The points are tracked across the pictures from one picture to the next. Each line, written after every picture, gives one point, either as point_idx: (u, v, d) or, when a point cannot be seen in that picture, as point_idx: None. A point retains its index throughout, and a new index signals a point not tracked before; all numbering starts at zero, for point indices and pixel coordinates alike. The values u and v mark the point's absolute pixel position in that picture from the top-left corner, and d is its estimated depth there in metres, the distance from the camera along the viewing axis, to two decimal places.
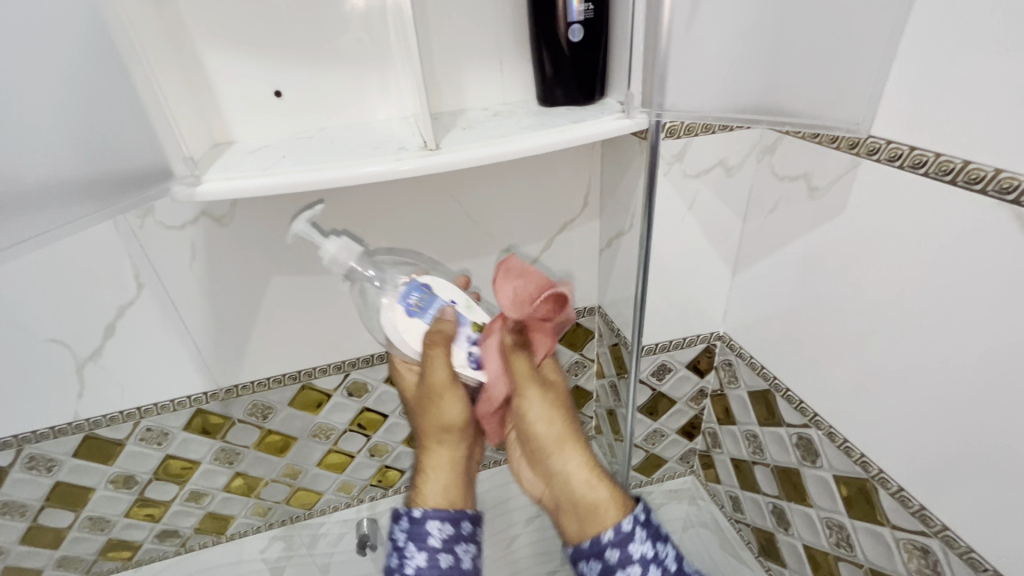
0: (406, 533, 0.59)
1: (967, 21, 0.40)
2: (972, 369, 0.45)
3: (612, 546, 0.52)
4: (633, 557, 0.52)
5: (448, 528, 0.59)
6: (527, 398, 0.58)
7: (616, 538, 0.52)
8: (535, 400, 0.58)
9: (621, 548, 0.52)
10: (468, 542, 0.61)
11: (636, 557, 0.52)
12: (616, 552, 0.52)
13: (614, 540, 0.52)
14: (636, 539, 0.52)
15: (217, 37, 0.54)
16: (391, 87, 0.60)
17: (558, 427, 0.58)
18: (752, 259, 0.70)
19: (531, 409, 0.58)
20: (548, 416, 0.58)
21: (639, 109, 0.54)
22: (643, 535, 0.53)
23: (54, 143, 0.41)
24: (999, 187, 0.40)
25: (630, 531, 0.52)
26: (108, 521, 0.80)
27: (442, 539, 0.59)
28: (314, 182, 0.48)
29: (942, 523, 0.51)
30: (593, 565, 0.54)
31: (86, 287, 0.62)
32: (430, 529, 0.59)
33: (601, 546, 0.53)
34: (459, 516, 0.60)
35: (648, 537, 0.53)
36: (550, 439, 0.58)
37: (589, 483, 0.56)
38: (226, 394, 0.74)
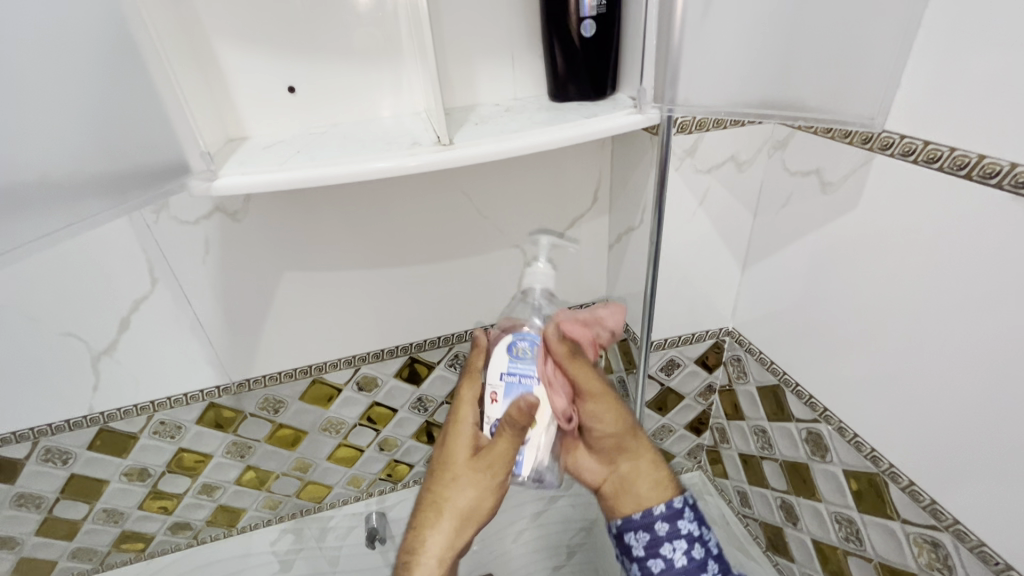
0: None
1: (987, 13, 0.40)
2: (985, 362, 0.45)
3: (663, 519, 0.55)
4: (682, 531, 0.55)
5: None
6: (598, 400, 0.58)
7: (668, 512, 0.55)
8: (601, 401, 0.58)
9: (671, 522, 0.55)
10: None
11: (683, 533, 0.55)
12: (666, 525, 0.55)
13: (665, 514, 0.55)
14: (684, 518, 0.56)
15: (233, 33, 0.54)
16: (403, 82, 0.60)
17: (624, 421, 0.59)
18: (763, 253, 0.70)
19: (601, 412, 0.58)
20: (609, 409, 0.58)
21: (651, 105, 0.53)
22: (691, 516, 0.56)
23: (79, 136, 0.41)
24: (1015, 182, 0.40)
25: (680, 507, 0.56)
26: (121, 513, 0.81)
27: None
28: (329, 178, 0.48)
29: (953, 517, 0.52)
30: (642, 536, 0.56)
31: (102, 282, 0.63)
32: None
33: (653, 517, 0.56)
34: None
35: (695, 519, 0.56)
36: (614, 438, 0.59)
37: (657, 480, 0.57)
38: (238, 388, 0.75)
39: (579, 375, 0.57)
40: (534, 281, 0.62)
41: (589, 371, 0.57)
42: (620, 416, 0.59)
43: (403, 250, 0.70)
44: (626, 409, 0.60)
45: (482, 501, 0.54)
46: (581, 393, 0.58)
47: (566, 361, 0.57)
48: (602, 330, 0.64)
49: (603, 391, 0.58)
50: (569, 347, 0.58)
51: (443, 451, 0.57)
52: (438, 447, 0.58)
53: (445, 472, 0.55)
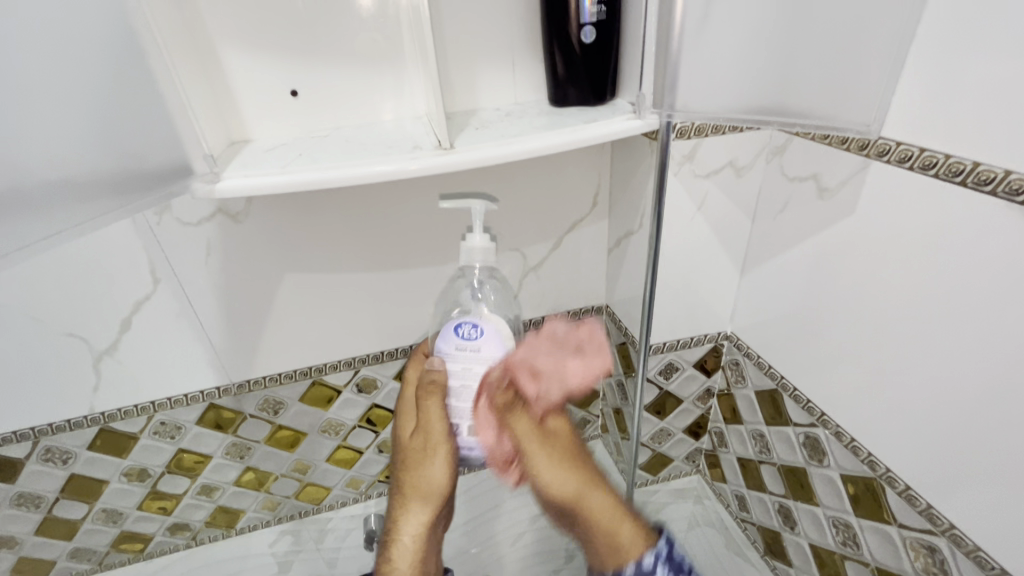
0: None
1: (982, 23, 0.40)
2: (981, 368, 0.45)
3: None
4: None
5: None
6: (535, 462, 0.64)
7: (639, 574, 0.53)
8: (542, 462, 0.63)
9: None
10: None
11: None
12: None
13: (635, 574, 0.53)
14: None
15: (237, 37, 0.55)
16: (404, 87, 0.61)
17: (575, 481, 0.61)
18: (761, 258, 0.70)
19: (541, 469, 0.63)
20: (552, 471, 0.62)
21: (650, 110, 0.55)
22: (666, 571, 0.53)
23: (85, 138, 0.42)
24: (1009, 188, 0.40)
25: (651, 567, 0.53)
26: (121, 513, 0.81)
27: None
28: (330, 181, 0.49)
29: (950, 522, 0.52)
30: None
31: (104, 283, 0.63)
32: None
33: None
34: None
35: (671, 574, 0.53)
36: (568, 494, 0.60)
37: (614, 523, 0.57)
38: (238, 389, 0.75)
39: (517, 428, 0.63)
40: (473, 261, 0.62)
41: (529, 433, 0.63)
42: (569, 476, 0.62)
43: (403, 253, 0.71)
44: (576, 463, 0.64)
45: (442, 477, 0.63)
46: (522, 452, 0.64)
47: (505, 415, 0.62)
48: (556, 388, 0.67)
49: (540, 449, 0.64)
50: (506, 385, 0.62)
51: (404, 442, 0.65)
52: (403, 432, 0.67)
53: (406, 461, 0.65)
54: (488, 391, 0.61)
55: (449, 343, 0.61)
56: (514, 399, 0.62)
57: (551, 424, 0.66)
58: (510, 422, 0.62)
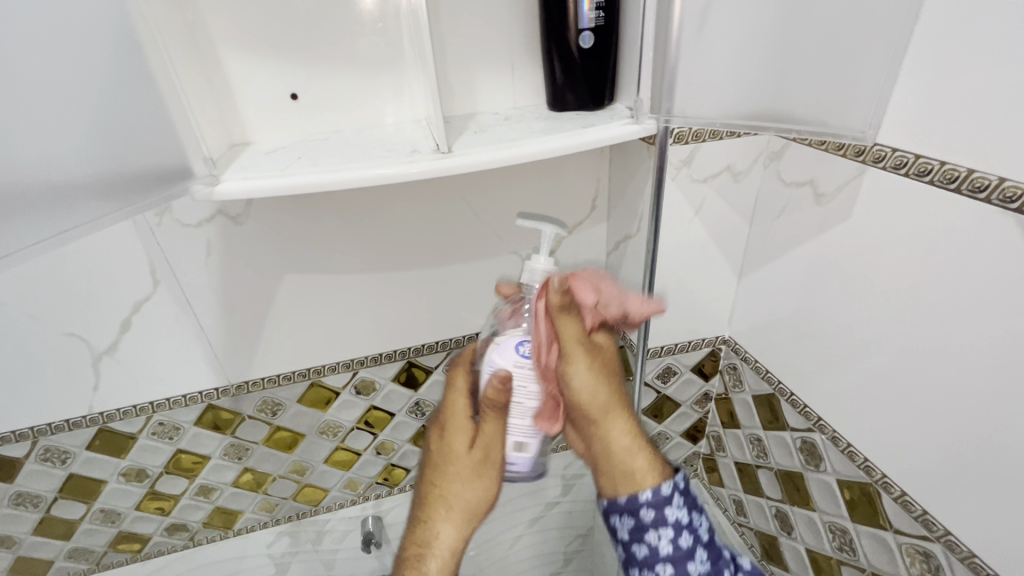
0: None
1: (974, 33, 0.41)
2: (976, 374, 0.45)
3: (648, 506, 0.50)
4: (668, 519, 0.49)
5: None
6: (571, 364, 0.51)
7: (655, 500, 0.49)
8: (581, 369, 0.51)
9: (657, 509, 0.50)
10: None
11: (671, 520, 0.50)
12: (652, 512, 0.50)
13: (650, 500, 0.50)
14: (671, 506, 0.50)
15: (238, 40, 0.55)
16: (404, 90, 0.61)
17: (605, 392, 0.52)
18: (758, 263, 0.71)
19: (575, 373, 0.51)
20: (591, 382, 0.52)
21: (648, 115, 0.55)
22: (680, 501, 0.50)
23: (84, 140, 0.42)
24: (1002, 196, 0.40)
25: (669, 494, 0.50)
26: (119, 513, 0.82)
27: None
28: (328, 183, 0.49)
29: (945, 528, 0.52)
30: (626, 521, 0.50)
31: (105, 284, 0.63)
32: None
33: (637, 503, 0.50)
34: None
35: (684, 506, 0.50)
36: (593, 407, 0.52)
37: (628, 450, 0.52)
38: (236, 390, 0.75)
39: (566, 333, 0.51)
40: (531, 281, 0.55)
41: (577, 339, 0.52)
42: (599, 389, 0.52)
43: (402, 255, 0.71)
44: (612, 379, 0.54)
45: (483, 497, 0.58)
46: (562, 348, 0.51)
47: (555, 318, 0.51)
48: (613, 304, 0.55)
49: (584, 359, 0.52)
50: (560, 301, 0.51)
51: (445, 448, 0.60)
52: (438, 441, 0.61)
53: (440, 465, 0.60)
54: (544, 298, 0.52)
55: (507, 356, 0.53)
56: (569, 309, 0.52)
57: (598, 334, 0.54)
58: (560, 319, 0.51)
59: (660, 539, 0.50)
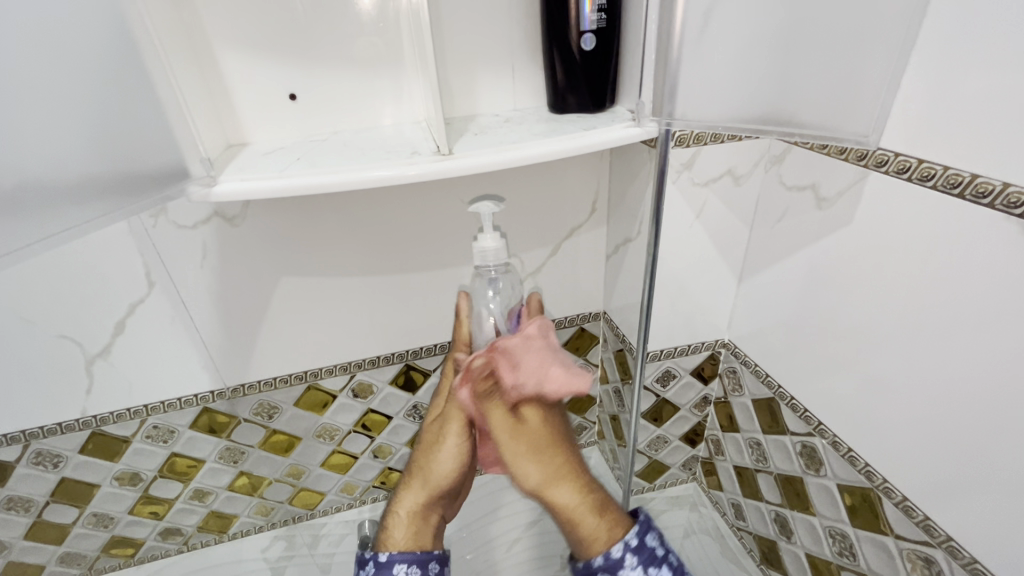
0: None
1: (977, 39, 0.41)
2: (978, 380, 0.45)
3: (603, 571, 0.54)
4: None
5: (414, 569, 0.60)
6: (505, 451, 0.58)
7: (608, 563, 0.54)
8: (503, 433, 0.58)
9: (612, 574, 0.54)
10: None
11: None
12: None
13: (604, 565, 0.54)
14: (625, 566, 0.54)
15: (235, 40, 0.55)
16: (403, 91, 0.61)
17: (542, 471, 0.57)
18: (758, 267, 0.70)
19: (519, 472, 0.58)
20: (522, 466, 0.57)
21: (650, 118, 0.55)
22: (635, 560, 0.54)
23: (77, 140, 0.41)
24: (1006, 202, 0.40)
25: (620, 557, 0.54)
26: (112, 518, 0.80)
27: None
28: (328, 185, 0.49)
29: (947, 533, 0.51)
30: None
31: (98, 285, 0.62)
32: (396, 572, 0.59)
33: (593, 569, 0.55)
34: (427, 557, 0.61)
35: (640, 564, 0.54)
36: (537, 485, 0.57)
37: (575, 513, 0.56)
38: (232, 393, 0.74)
39: (492, 420, 0.58)
40: (485, 261, 0.59)
41: (502, 422, 0.58)
42: (545, 470, 0.57)
43: (401, 257, 0.70)
44: (558, 451, 0.58)
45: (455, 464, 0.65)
46: (494, 436, 0.58)
47: (480, 402, 0.59)
48: (531, 382, 0.59)
49: (511, 441, 0.57)
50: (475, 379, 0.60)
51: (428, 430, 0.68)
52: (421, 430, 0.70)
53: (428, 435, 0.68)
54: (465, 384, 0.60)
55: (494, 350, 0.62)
56: (488, 392, 0.59)
57: (528, 413, 0.59)
58: (484, 403, 0.59)
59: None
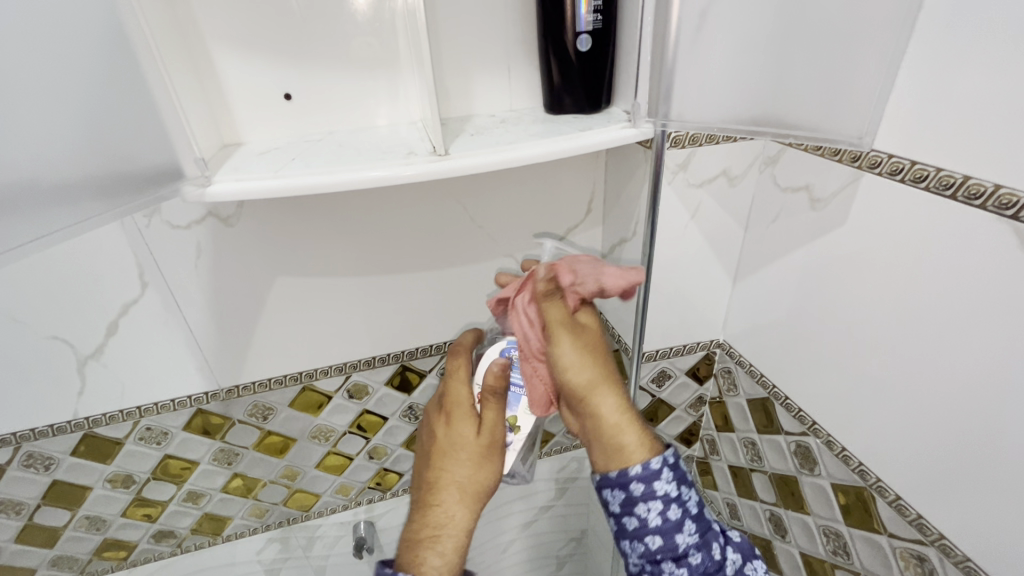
0: None
1: (968, 41, 0.41)
2: (971, 380, 0.46)
3: (637, 480, 0.52)
4: (658, 493, 0.52)
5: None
6: (559, 345, 0.52)
7: (644, 493, 0.52)
8: (570, 344, 0.53)
9: (647, 483, 0.52)
10: None
11: (659, 494, 0.52)
12: (641, 486, 0.52)
13: (640, 475, 0.52)
14: (661, 479, 0.52)
15: (230, 40, 0.54)
16: (399, 92, 0.61)
17: (591, 372, 0.53)
18: (753, 267, 0.71)
19: (564, 357, 0.52)
20: (577, 360, 0.52)
21: (645, 119, 0.55)
22: (670, 476, 0.52)
23: (66, 140, 0.41)
24: (998, 203, 0.41)
25: (657, 469, 0.52)
26: (104, 520, 0.80)
27: None
28: (323, 185, 0.48)
29: (939, 532, 0.52)
30: (618, 494, 0.53)
31: (90, 285, 0.62)
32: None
33: (627, 477, 0.52)
34: None
35: (673, 480, 0.52)
36: (579, 388, 0.52)
37: (618, 424, 0.53)
38: (226, 395, 0.74)
39: (551, 315, 0.53)
40: None
41: (563, 321, 0.53)
42: (588, 361, 0.53)
43: (396, 258, 0.70)
44: (602, 357, 0.54)
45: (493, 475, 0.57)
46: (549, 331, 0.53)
47: (541, 301, 0.54)
48: (590, 281, 0.54)
49: (570, 337, 0.53)
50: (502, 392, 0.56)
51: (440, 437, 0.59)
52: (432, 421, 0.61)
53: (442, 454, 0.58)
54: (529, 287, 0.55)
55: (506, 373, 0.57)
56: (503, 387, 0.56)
57: (580, 316, 0.55)
58: (545, 302, 0.54)
59: (650, 512, 0.52)
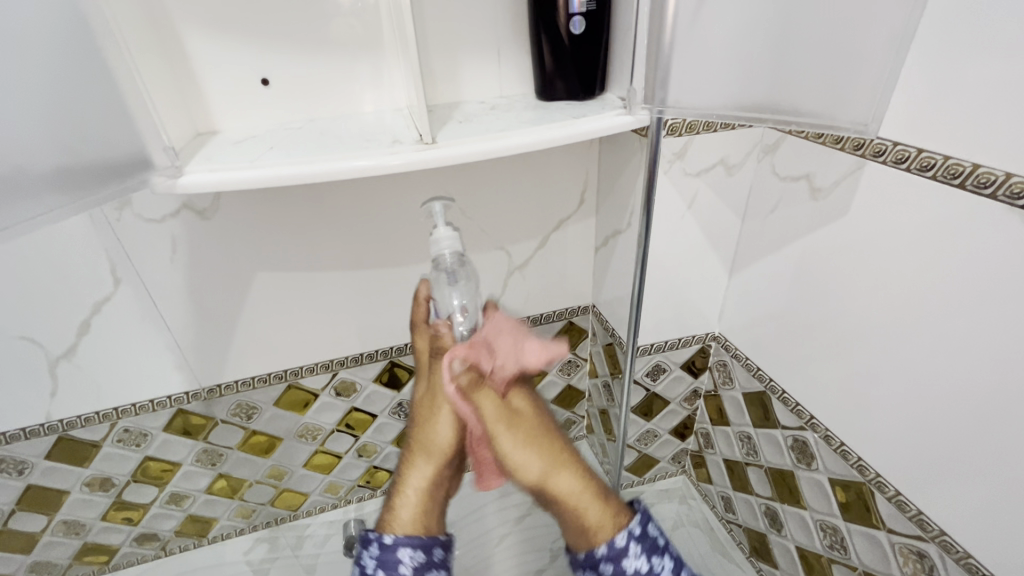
0: (376, 560, 0.53)
1: (979, 23, 0.39)
2: (977, 376, 0.44)
3: (607, 561, 0.52)
4: (627, 569, 0.51)
5: (421, 554, 0.53)
6: (502, 440, 0.52)
7: (610, 553, 0.52)
8: (510, 442, 0.52)
9: (615, 563, 0.52)
10: (440, 569, 0.55)
11: (630, 572, 0.52)
12: (610, 566, 0.52)
13: (607, 554, 0.52)
14: (628, 556, 0.52)
15: (200, 21, 0.51)
16: (383, 77, 0.58)
17: (540, 462, 0.52)
18: (750, 259, 0.69)
19: (511, 454, 0.52)
20: (521, 453, 0.52)
21: (641, 105, 0.53)
22: (638, 550, 0.52)
23: (26, 129, 0.38)
24: (1009, 192, 0.39)
25: (623, 546, 0.52)
26: (83, 525, 0.77)
27: (415, 567, 0.53)
28: (304, 177, 0.46)
29: (940, 528, 0.51)
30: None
31: (60, 283, 0.59)
32: (401, 557, 0.53)
33: (596, 559, 0.52)
34: (431, 542, 0.54)
35: (643, 552, 0.52)
36: (534, 479, 0.52)
37: (582, 507, 0.53)
38: (208, 394, 0.71)
39: (484, 413, 0.52)
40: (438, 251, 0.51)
41: (495, 414, 0.52)
42: (537, 455, 0.52)
43: (384, 250, 0.68)
44: (548, 440, 0.54)
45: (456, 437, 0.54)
46: (489, 434, 0.52)
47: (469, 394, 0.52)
48: (511, 363, 0.53)
49: (509, 433, 0.52)
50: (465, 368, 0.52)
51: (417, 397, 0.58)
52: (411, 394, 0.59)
53: (415, 418, 0.57)
54: (449, 373, 0.51)
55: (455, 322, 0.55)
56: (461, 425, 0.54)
57: (512, 401, 0.54)
58: (473, 399, 0.52)
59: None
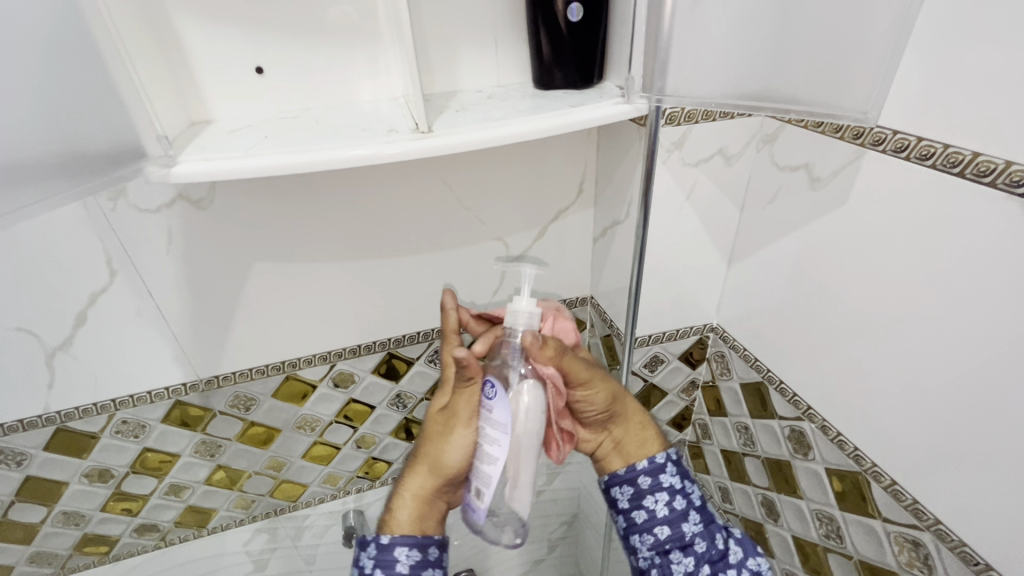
0: (373, 561, 0.55)
1: (980, 10, 0.39)
2: (975, 366, 0.44)
3: (645, 474, 0.61)
4: (663, 484, 0.60)
5: (417, 552, 0.56)
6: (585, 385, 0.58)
7: (650, 467, 0.61)
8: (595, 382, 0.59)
9: (653, 476, 0.60)
10: (437, 568, 0.57)
11: (665, 485, 0.60)
12: (649, 479, 0.60)
13: (648, 469, 0.61)
14: (666, 471, 0.61)
15: (193, 6, 0.50)
16: (379, 64, 0.57)
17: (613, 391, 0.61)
18: (749, 249, 0.69)
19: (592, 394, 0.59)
20: (603, 389, 0.60)
21: (639, 95, 0.53)
22: (674, 470, 0.61)
23: (28, 113, 0.37)
24: (1009, 180, 0.39)
25: (663, 463, 0.61)
26: (83, 516, 0.77)
27: (411, 565, 0.55)
28: (299, 167, 0.45)
29: (935, 517, 0.52)
30: (626, 489, 0.62)
31: (56, 273, 0.58)
32: (397, 556, 0.55)
33: (635, 472, 0.61)
34: (427, 542, 0.57)
35: (678, 473, 0.61)
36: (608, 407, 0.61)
37: (637, 424, 0.63)
38: (206, 385, 0.71)
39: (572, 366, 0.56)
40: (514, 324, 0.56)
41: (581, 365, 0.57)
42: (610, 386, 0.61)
43: (381, 241, 0.67)
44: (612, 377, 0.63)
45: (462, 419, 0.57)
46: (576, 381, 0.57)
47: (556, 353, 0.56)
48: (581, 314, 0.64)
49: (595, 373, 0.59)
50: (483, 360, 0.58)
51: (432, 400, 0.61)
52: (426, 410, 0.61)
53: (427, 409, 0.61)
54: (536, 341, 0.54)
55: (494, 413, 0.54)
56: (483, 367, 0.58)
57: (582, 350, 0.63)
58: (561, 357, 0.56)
59: (657, 503, 0.60)
